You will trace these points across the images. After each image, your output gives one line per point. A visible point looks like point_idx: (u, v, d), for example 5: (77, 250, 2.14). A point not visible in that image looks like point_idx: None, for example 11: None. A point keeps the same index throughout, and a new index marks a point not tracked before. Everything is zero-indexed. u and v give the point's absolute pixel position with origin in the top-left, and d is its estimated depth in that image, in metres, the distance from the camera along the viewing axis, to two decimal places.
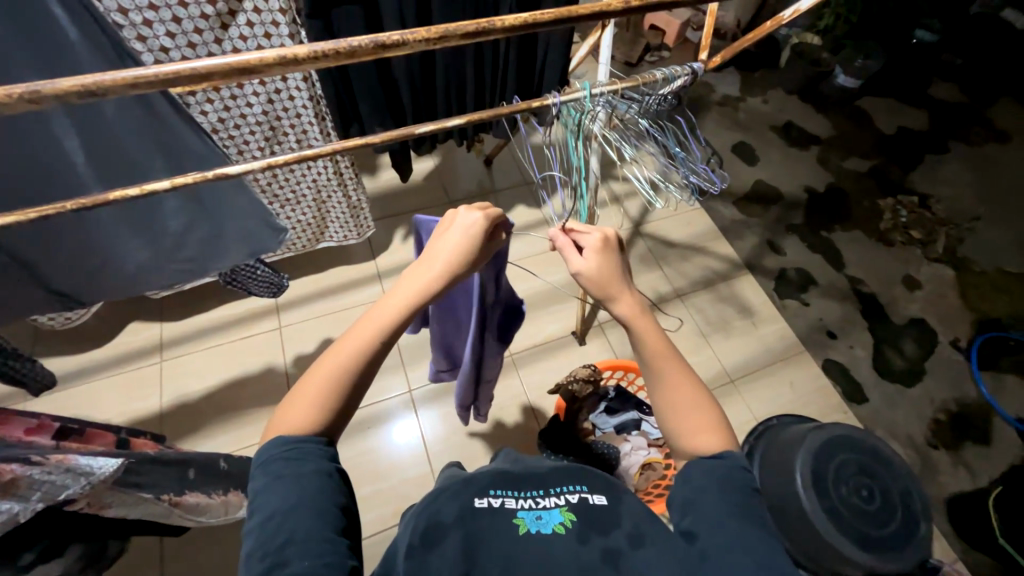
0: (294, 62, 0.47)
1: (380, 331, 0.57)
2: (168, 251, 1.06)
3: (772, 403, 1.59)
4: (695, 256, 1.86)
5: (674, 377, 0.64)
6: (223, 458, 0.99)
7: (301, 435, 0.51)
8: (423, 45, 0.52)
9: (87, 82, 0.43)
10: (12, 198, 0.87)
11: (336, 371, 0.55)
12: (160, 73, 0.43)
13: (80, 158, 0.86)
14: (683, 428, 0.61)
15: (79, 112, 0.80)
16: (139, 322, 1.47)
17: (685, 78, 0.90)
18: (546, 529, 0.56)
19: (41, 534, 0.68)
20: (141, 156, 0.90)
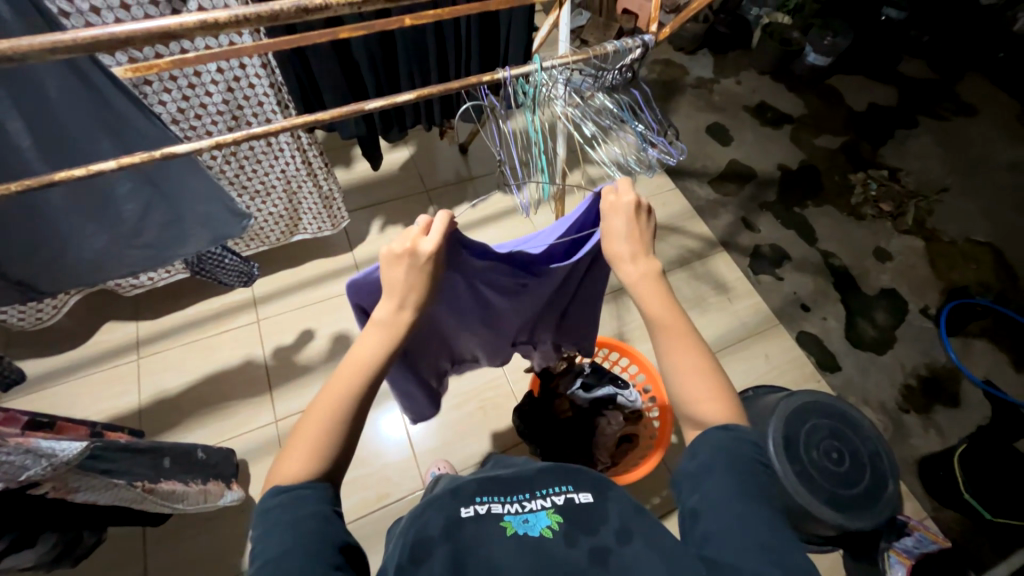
0: (217, 27, 0.49)
1: (355, 375, 0.58)
2: (126, 236, 1.05)
3: (749, 375, 1.62)
4: (671, 236, 1.89)
5: (683, 346, 0.63)
6: (200, 447, 1.02)
7: (298, 483, 0.52)
8: (348, 8, 0.54)
9: (4, 46, 0.44)
10: None
11: (326, 426, 0.55)
12: (79, 38, 0.45)
13: (25, 140, 0.85)
14: (690, 396, 0.61)
15: (16, 84, 0.79)
16: (114, 321, 1.46)
17: (637, 50, 0.90)
18: (533, 532, 0.57)
19: (13, 525, 0.68)
20: (89, 137, 0.89)
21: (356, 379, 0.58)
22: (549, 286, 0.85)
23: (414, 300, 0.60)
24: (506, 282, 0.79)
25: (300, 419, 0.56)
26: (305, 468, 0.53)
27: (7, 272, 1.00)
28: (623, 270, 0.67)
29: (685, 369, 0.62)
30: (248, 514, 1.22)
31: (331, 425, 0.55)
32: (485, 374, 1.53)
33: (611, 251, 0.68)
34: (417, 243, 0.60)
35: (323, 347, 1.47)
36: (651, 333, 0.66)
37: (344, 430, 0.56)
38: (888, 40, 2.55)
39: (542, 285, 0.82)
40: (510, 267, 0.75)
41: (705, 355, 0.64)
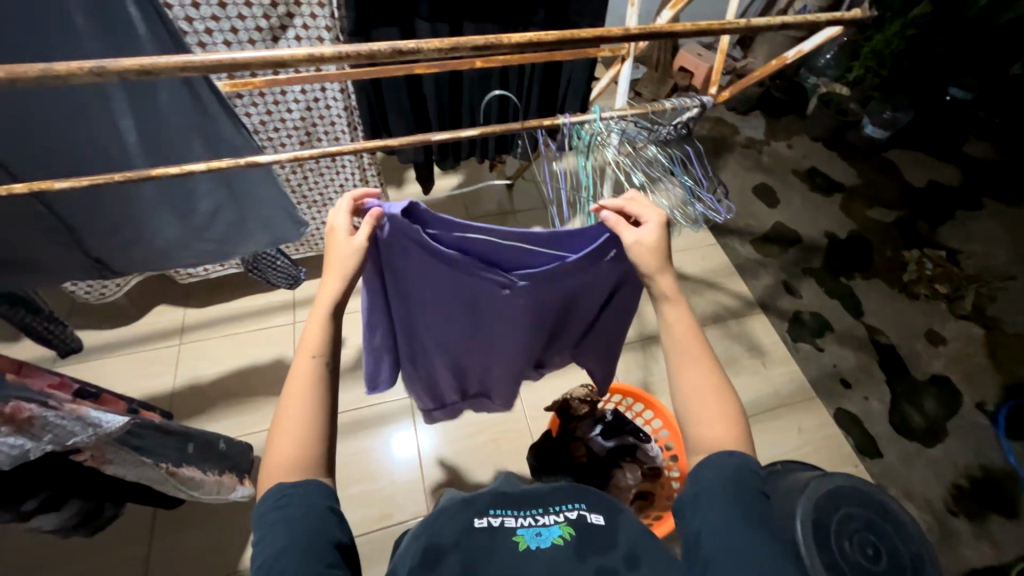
0: (319, 61, 0.52)
1: (313, 349, 0.62)
2: (197, 229, 1.13)
3: (778, 447, 1.53)
4: (708, 291, 1.86)
5: (699, 376, 0.67)
6: (222, 440, 1.06)
7: (299, 483, 0.55)
8: (436, 54, 0.54)
9: (143, 62, 0.49)
10: (67, 167, 0.96)
11: (303, 407, 0.59)
12: (206, 61, 0.50)
13: (132, 138, 0.95)
14: (696, 421, 0.65)
15: (136, 91, 0.89)
16: (165, 305, 1.56)
17: (694, 109, 0.93)
18: (545, 543, 0.58)
19: (48, 486, 0.73)
20: (184, 141, 0.98)
21: (311, 350, 0.62)
22: (539, 302, 0.82)
23: (351, 277, 0.64)
24: (484, 289, 0.78)
25: (279, 409, 0.59)
26: (298, 460, 0.56)
27: (89, 248, 1.09)
28: (658, 280, 0.69)
29: (696, 392, 0.66)
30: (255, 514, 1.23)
31: (302, 402, 0.59)
32: (504, 405, 1.52)
33: (646, 268, 0.69)
34: (341, 228, 0.65)
35: (350, 355, 1.56)
36: (671, 354, 0.70)
37: (314, 407, 0.59)
38: (953, 121, 2.49)
39: (527, 295, 0.79)
40: (478, 269, 0.75)
41: (719, 377, 0.67)
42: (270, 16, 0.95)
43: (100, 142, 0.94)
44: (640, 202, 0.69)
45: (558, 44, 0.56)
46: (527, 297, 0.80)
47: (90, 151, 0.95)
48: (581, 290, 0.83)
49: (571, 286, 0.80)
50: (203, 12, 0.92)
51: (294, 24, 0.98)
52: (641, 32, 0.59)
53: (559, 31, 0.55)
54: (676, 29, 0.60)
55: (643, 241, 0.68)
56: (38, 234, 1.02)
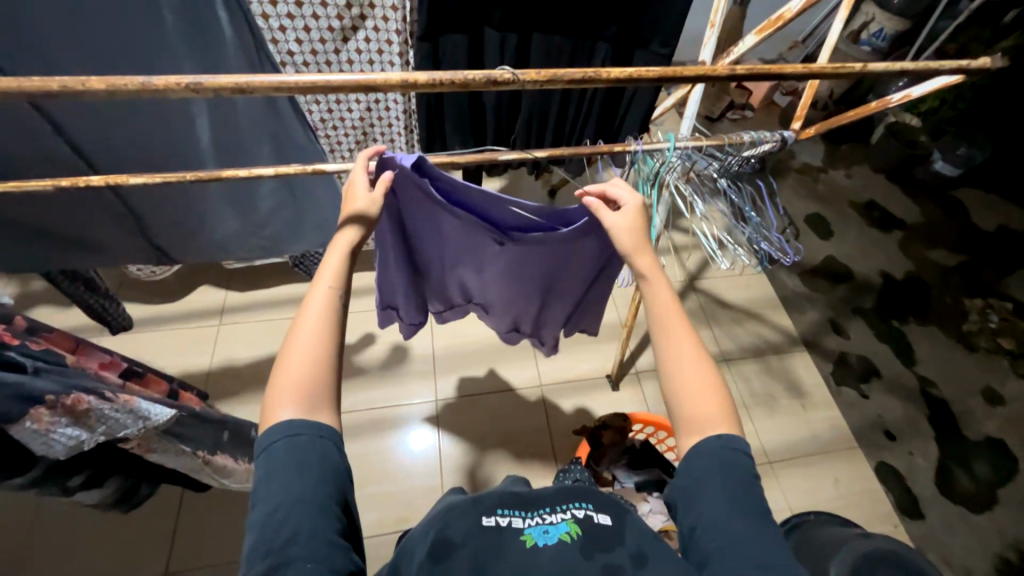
0: (413, 86, 0.53)
1: (330, 279, 0.59)
2: (254, 227, 1.15)
3: (811, 496, 1.46)
4: (748, 322, 1.79)
5: (676, 350, 0.61)
6: (255, 427, 1.03)
7: (306, 421, 0.53)
8: (531, 85, 0.56)
9: (239, 80, 0.49)
10: (145, 162, 1.01)
11: (315, 334, 0.56)
12: (300, 82, 0.50)
13: (205, 137, 0.99)
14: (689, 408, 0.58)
15: (216, 104, 0.95)
16: (209, 285, 1.60)
17: (772, 144, 0.87)
18: (551, 541, 0.53)
19: (91, 463, 0.74)
20: (253, 143, 1.03)
21: (328, 279, 0.59)
22: (530, 261, 0.83)
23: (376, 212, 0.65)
24: (480, 241, 0.80)
25: (288, 337, 0.56)
26: (306, 393, 0.54)
27: (150, 237, 1.11)
28: (636, 261, 0.66)
29: (680, 364, 0.60)
30: None
31: (312, 331, 0.56)
32: (529, 420, 1.49)
33: (623, 248, 0.67)
34: (359, 182, 0.65)
35: (380, 352, 1.57)
36: (652, 333, 0.64)
37: (324, 340, 0.56)
38: None
39: (522, 253, 0.81)
40: (472, 224, 0.76)
41: (703, 352, 0.61)
42: (344, 17, 0.97)
43: (177, 142, 1.00)
44: (619, 185, 0.69)
45: (658, 80, 0.59)
46: (520, 254, 0.81)
47: (165, 147, 1.00)
48: (573, 258, 0.83)
49: (563, 251, 0.81)
50: (280, 10, 0.94)
51: (365, 26, 0.99)
52: (746, 71, 0.63)
53: (659, 68, 0.59)
54: (755, 71, 0.63)
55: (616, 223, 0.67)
56: (105, 219, 1.04)
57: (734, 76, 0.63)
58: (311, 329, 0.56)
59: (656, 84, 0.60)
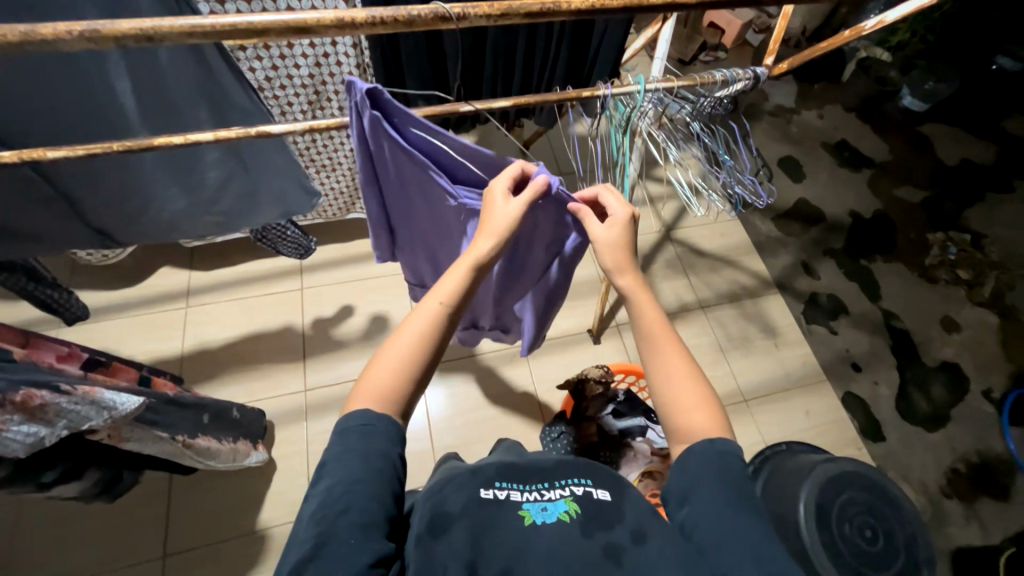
0: (350, 26, 0.48)
1: (444, 294, 0.62)
2: (204, 202, 1.08)
3: (783, 428, 1.55)
4: (724, 269, 1.82)
5: (670, 365, 0.64)
6: (236, 407, 1.05)
7: (382, 416, 0.56)
8: (483, 20, 0.51)
9: (145, 25, 0.43)
10: (70, 131, 0.93)
11: (409, 345, 0.59)
12: (218, 24, 0.44)
13: (129, 101, 0.90)
14: (679, 417, 0.61)
15: (135, 57, 0.84)
16: (169, 267, 1.52)
17: (746, 82, 0.84)
18: (550, 519, 0.55)
19: (64, 458, 0.72)
20: (185, 104, 0.94)
21: (440, 295, 0.62)
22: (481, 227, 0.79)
23: (503, 239, 0.66)
24: (436, 196, 0.77)
25: (385, 341, 0.60)
26: (384, 393, 0.57)
27: (88, 219, 1.04)
28: (618, 280, 0.70)
29: (674, 378, 0.63)
30: (269, 477, 1.26)
31: (405, 342, 0.60)
32: (514, 378, 1.51)
33: (603, 267, 0.71)
34: (499, 191, 0.68)
35: (360, 324, 1.49)
36: (643, 350, 0.67)
37: (419, 354, 0.60)
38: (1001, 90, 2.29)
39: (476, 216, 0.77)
40: (428, 171, 0.72)
41: (694, 368, 0.64)
42: None
43: (97, 102, 0.89)
44: (610, 195, 0.71)
45: (624, 10, 0.55)
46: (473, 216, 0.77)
47: (88, 113, 0.91)
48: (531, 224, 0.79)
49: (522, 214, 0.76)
50: None
51: None
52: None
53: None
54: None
55: (599, 237, 0.70)
56: (35, 203, 0.95)
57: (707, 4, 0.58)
58: (428, 343, 0.60)
59: (622, 15, 0.56)
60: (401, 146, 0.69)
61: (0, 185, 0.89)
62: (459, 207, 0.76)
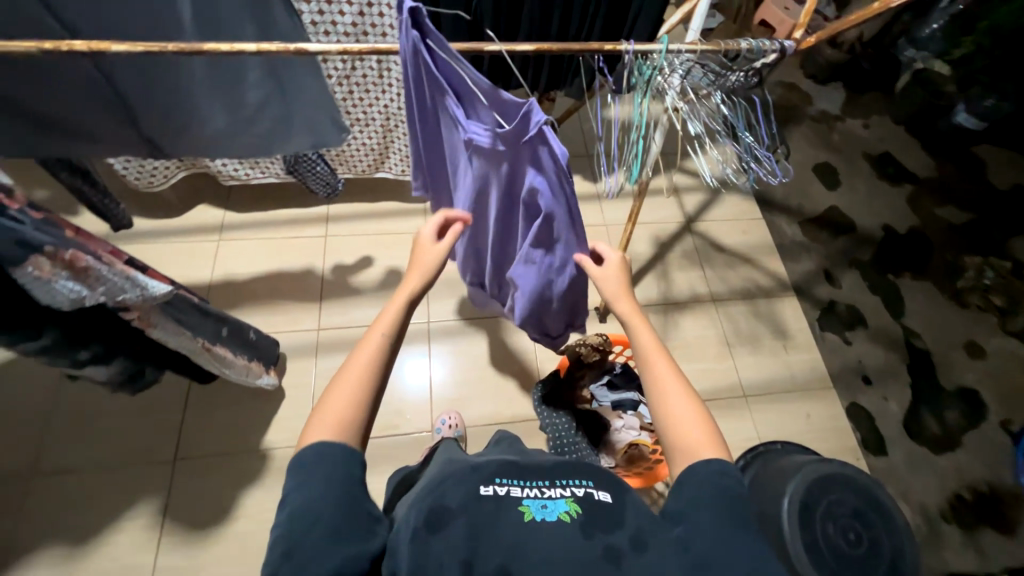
0: None
1: (384, 327, 0.69)
2: (243, 122, 1.14)
3: (781, 429, 1.53)
4: (742, 266, 1.80)
5: (665, 382, 0.70)
6: (253, 329, 1.13)
7: (334, 443, 0.58)
8: None
9: None
10: (124, 27, 0.96)
11: (358, 374, 0.65)
12: None
13: (187, 14, 0.95)
14: (676, 435, 0.66)
15: None
16: (207, 203, 1.61)
17: (773, 55, 0.83)
18: (550, 517, 0.55)
19: (100, 339, 0.81)
20: (235, 22, 0.98)
21: (382, 327, 0.69)
22: (488, 167, 0.80)
23: (433, 275, 0.78)
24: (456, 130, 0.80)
25: (334, 378, 0.65)
26: (339, 421, 0.61)
27: (142, 129, 1.12)
28: (617, 307, 0.79)
29: (667, 395, 0.69)
30: (275, 402, 1.34)
31: (354, 372, 0.65)
32: (516, 345, 1.54)
33: (606, 295, 0.81)
34: (427, 234, 0.82)
35: (375, 275, 1.55)
36: (639, 368, 0.74)
37: (367, 381, 0.65)
38: None
39: (485, 156, 0.79)
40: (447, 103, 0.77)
41: (688, 392, 0.69)
42: None
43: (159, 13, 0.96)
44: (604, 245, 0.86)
45: None
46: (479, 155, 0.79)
47: (145, 16, 0.95)
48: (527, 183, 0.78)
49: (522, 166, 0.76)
50: None
51: None
52: None
53: None
54: None
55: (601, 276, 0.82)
56: (100, 107, 1.05)
57: None
58: (377, 370, 0.66)
59: None
60: (431, 70, 0.75)
61: (72, 76, 0.98)
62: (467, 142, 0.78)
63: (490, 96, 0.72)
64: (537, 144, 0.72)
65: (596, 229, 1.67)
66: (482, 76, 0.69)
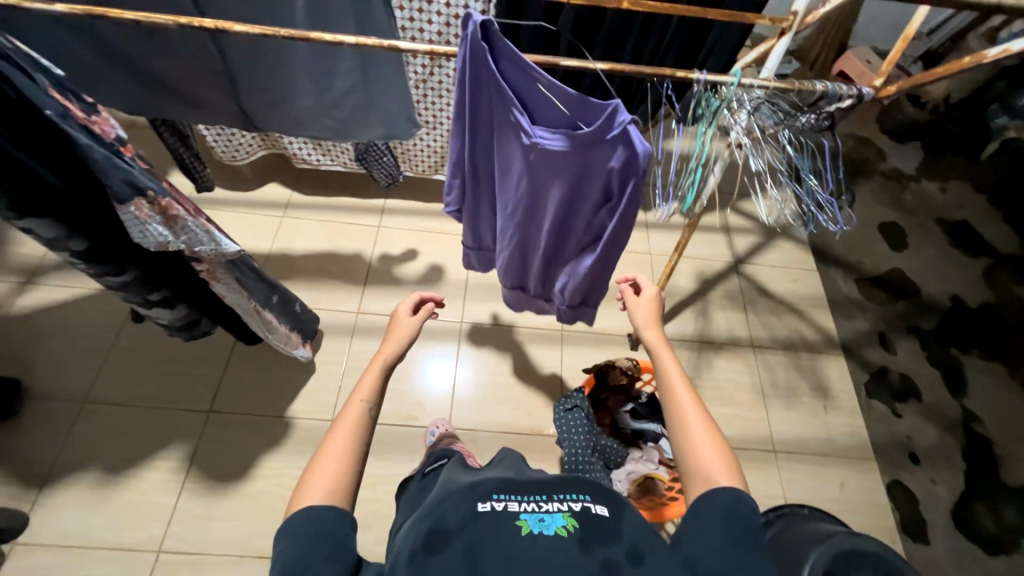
0: None
1: (364, 395, 0.69)
2: (329, 104, 1.23)
3: (810, 492, 1.43)
4: (789, 316, 1.72)
5: (686, 412, 0.67)
6: (300, 302, 1.19)
7: (326, 507, 0.58)
8: None
9: None
10: (237, 12, 1.04)
11: (344, 439, 0.64)
12: None
13: (301, 7, 1.03)
14: (695, 464, 0.63)
15: None
16: (278, 182, 1.74)
17: (850, 99, 0.82)
18: (547, 530, 0.54)
19: (170, 284, 0.90)
20: (340, 16, 1.06)
21: (362, 394, 0.69)
22: (549, 171, 0.82)
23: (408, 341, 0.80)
24: (513, 142, 0.81)
25: (320, 445, 0.64)
26: (329, 485, 0.60)
27: (242, 106, 1.24)
28: (646, 334, 0.80)
29: (684, 427, 0.66)
30: (306, 374, 1.40)
31: (342, 435, 0.65)
32: (544, 358, 1.54)
33: (637, 324, 0.83)
34: (404, 310, 0.84)
35: (418, 269, 1.61)
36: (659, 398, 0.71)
37: (352, 443, 0.64)
38: None
39: (549, 160, 0.80)
40: (510, 110, 0.77)
41: (706, 417, 0.67)
42: None
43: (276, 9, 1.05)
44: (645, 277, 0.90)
45: None
46: (542, 160, 0.81)
47: (266, 13, 1.04)
48: (596, 178, 0.81)
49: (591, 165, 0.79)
50: None
51: None
52: None
53: None
54: None
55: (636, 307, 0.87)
56: (210, 80, 1.17)
57: None
58: (360, 431, 0.66)
59: None
60: (495, 82, 0.75)
61: (193, 51, 1.11)
62: (531, 147, 0.79)
63: (563, 99, 0.74)
64: (616, 143, 0.74)
65: (640, 256, 1.66)
66: (564, 86, 0.72)
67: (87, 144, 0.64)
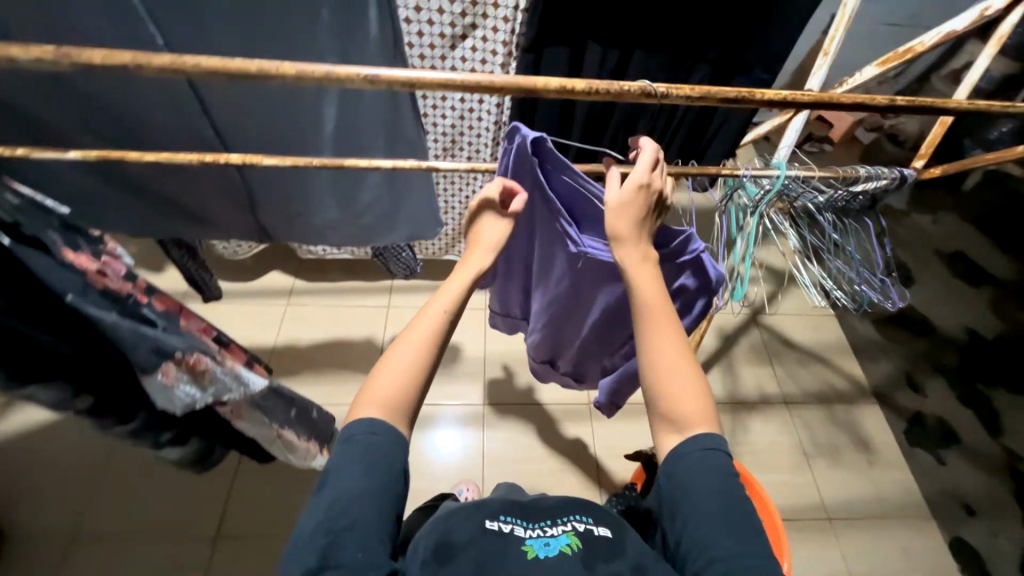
0: (568, 92, 0.55)
1: (446, 304, 0.60)
2: (352, 215, 1.20)
3: (873, 561, 1.35)
4: (815, 366, 1.69)
5: (672, 344, 0.57)
6: (317, 407, 1.08)
7: (387, 427, 0.53)
8: (682, 100, 0.57)
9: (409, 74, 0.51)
10: (251, 129, 1.01)
11: (416, 348, 0.56)
12: (471, 81, 0.51)
13: (329, 128, 1.02)
14: (668, 406, 0.55)
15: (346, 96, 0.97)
16: (280, 270, 1.68)
17: (891, 180, 0.83)
18: (551, 553, 0.52)
19: (178, 422, 0.81)
20: (369, 142, 1.05)
21: (444, 303, 0.60)
22: (598, 277, 0.78)
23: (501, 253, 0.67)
24: (560, 245, 0.77)
25: (382, 356, 0.56)
26: (392, 399, 0.54)
27: (260, 217, 1.20)
28: (623, 249, 0.61)
29: (664, 360, 0.56)
30: None
31: (407, 355, 0.56)
32: (575, 436, 1.46)
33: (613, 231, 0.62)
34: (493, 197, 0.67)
35: None
36: (637, 318, 0.59)
37: (415, 371, 0.56)
38: None
39: (601, 270, 0.76)
40: (561, 219, 0.73)
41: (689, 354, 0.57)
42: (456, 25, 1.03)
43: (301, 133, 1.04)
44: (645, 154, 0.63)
45: (812, 105, 0.59)
46: (592, 268, 0.77)
47: (292, 133, 1.03)
48: None
49: None
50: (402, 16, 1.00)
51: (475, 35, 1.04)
52: (904, 104, 0.61)
53: (813, 93, 0.59)
54: (915, 104, 0.62)
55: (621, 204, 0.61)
56: (224, 194, 1.13)
57: (893, 106, 0.61)
58: (432, 358, 0.57)
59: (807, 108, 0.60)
60: (547, 194, 0.72)
61: (211, 175, 1.07)
62: (580, 255, 0.75)
63: None
64: (685, 267, 0.72)
65: None
66: None
67: (110, 321, 0.60)
